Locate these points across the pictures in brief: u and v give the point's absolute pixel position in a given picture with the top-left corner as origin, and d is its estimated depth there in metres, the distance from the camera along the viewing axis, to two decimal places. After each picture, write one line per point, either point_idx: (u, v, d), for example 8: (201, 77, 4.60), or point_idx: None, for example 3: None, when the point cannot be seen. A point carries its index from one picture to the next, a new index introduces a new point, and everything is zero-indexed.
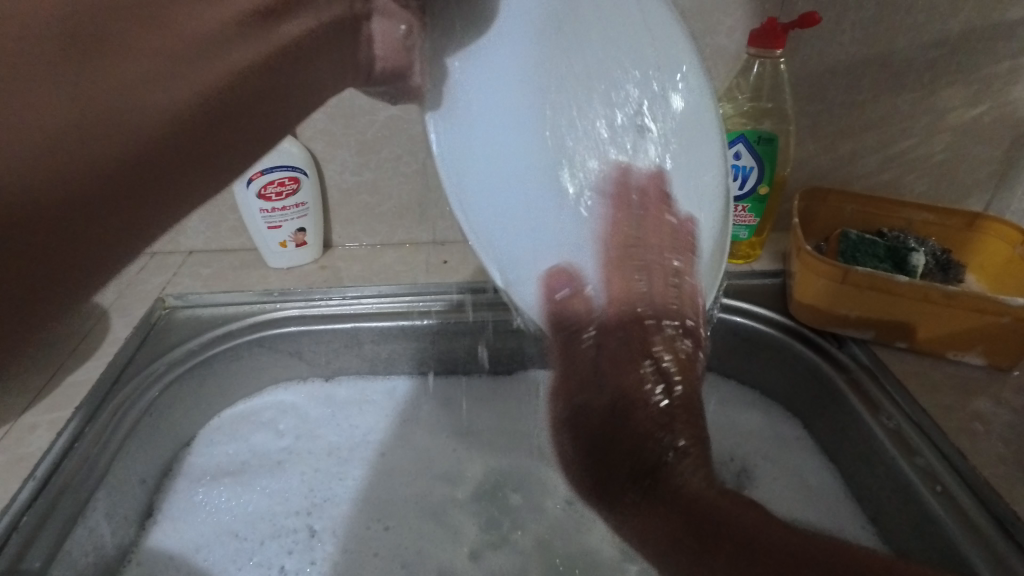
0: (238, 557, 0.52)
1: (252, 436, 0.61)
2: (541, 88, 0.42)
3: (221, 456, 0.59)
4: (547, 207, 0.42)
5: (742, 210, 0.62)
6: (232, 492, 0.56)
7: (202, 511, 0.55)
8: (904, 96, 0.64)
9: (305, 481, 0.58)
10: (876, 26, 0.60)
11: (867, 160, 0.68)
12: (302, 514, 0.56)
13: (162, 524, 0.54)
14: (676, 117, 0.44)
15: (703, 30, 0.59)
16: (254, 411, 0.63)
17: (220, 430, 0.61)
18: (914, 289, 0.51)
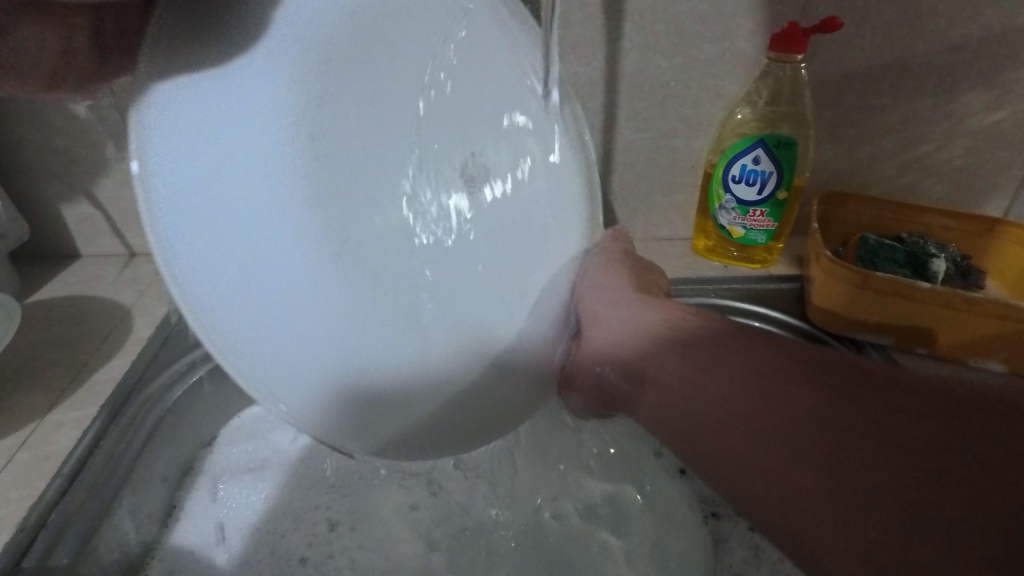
0: (258, 548, 0.53)
1: (272, 434, 0.61)
2: (309, 106, 0.35)
3: (241, 454, 0.60)
4: (298, 314, 0.36)
5: (761, 214, 0.62)
6: (253, 489, 0.57)
7: (224, 508, 0.56)
8: (923, 101, 0.64)
9: (324, 479, 0.59)
10: (896, 30, 0.60)
11: (885, 165, 0.67)
12: (322, 511, 0.57)
13: (183, 522, 0.54)
14: (483, 198, 0.36)
15: (722, 34, 0.59)
16: None
17: (240, 428, 0.62)
18: (934, 295, 0.51)
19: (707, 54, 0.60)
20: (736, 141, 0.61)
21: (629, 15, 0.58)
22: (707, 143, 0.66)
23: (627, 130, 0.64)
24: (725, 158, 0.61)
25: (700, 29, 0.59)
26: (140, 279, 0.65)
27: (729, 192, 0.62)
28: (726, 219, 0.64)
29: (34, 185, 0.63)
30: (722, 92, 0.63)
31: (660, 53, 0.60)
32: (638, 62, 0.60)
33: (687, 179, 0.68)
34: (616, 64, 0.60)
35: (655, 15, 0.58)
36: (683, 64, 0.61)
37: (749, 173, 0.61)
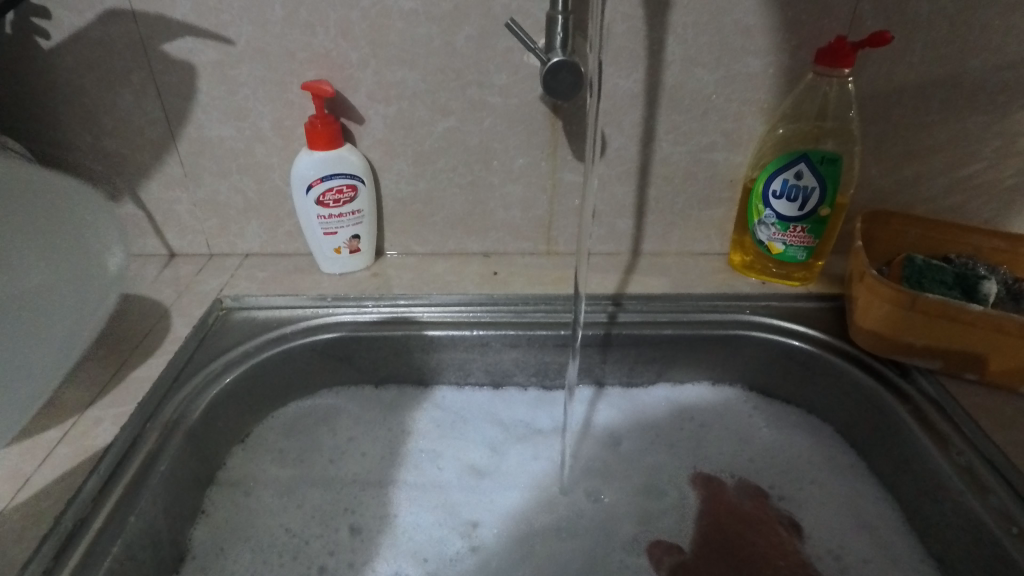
0: (283, 551, 0.53)
1: (305, 437, 0.62)
2: None
3: (274, 455, 0.60)
4: None
5: (801, 231, 0.61)
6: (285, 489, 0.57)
7: (251, 503, 0.56)
8: (974, 118, 0.62)
9: (353, 482, 0.59)
10: (947, 46, 0.58)
11: (932, 183, 0.66)
12: (346, 514, 0.56)
13: (219, 515, 0.55)
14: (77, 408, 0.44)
15: (767, 46, 0.58)
16: (307, 411, 0.64)
17: (272, 428, 0.62)
18: (987, 318, 0.49)
19: (751, 67, 0.60)
20: (778, 157, 0.60)
21: (672, 28, 0.57)
22: (748, 157, 0.65)
23: (666, 143, 0.64)
24: (765, 173, 0.60)
25: (744, 42, 0.58)
26: (178, 279, 0.66)
27: (770, 207, 0.61)
28: (765, 235, 0.63)
29: (85, 182, 0.64)
30: (766, 105, 0.62)
31: (702, 66, 0.59)
32: (679, 74, 0.60)
33: (726, 194, 0.67)
34: (656, 76, 0.60)
35: (698, 27, 0.57)
36: (725, 77, 0.60)
37: (790, 188, 0.59)
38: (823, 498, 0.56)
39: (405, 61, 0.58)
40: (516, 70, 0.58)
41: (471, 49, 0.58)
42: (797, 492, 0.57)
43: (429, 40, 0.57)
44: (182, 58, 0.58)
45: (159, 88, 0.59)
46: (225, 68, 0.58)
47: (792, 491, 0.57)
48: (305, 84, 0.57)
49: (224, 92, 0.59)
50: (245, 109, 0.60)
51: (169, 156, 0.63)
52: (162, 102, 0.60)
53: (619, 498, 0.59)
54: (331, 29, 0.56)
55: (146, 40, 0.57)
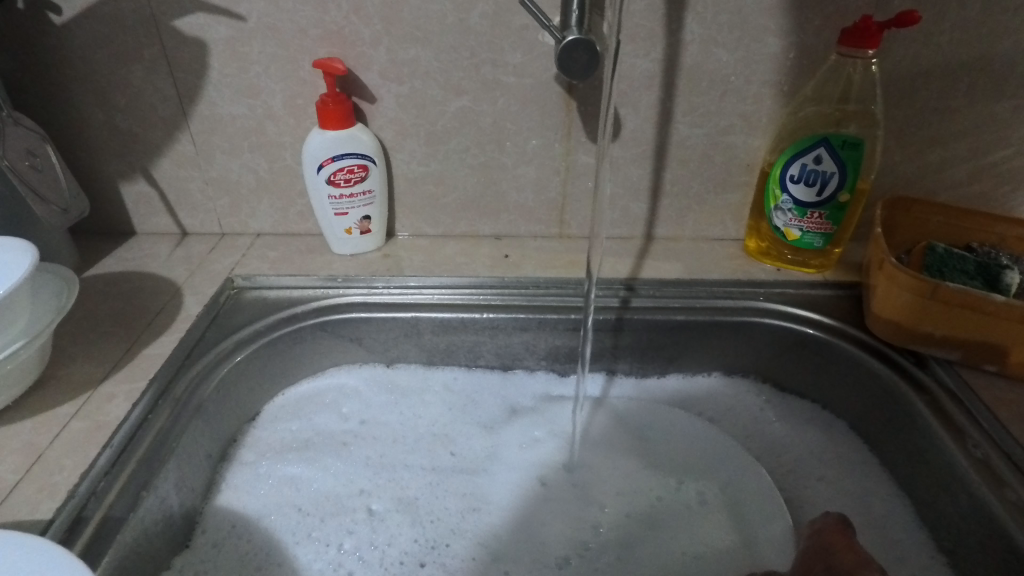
0: (296, 529, 0.53)
1: (316, 417, 0.62)
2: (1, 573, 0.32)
3: (286, 434, 0.60)
4: None
5: (819, 217, 0.60)
6: (298, 468, 0.57)
7: (264, 481, 0.56)
8: (1003, 103, 0.60)
9: (367, 463, 0.59)
10: (978, 27, 0.56)
11: (956, 169, 0.64)
12: (362, 497, 0.56)
13: (231, 492, 0.55)
14: None
15: (790, 26, 0.57)
16: (318, 391, 0.64)
17: (284, 407, 0.62)
18: (1011, 309, 0.48)
19: (772, 48, 0.58)
20: (797, 140, 0.59)
21: (691, 6, 0.56)
22: (766, 141, 0.63)
23: (683, 126, 0.63)
24: (783, 157, 0.59)
25: (766, 21, 0.57)
26: (191, 257, 0.66)
27: (787, 192, 0.60)
28: (782, 221, 0.61)
29: (98, 159, 0.64)
30: (786, 87, 0.60)
31: (722, 46, 0.58)
32: (697, 55, 0.58)
33: (743, 178, 0.66)
34: (674, 56, 0.58)
35: (718, 5, 0.56)
36: (745, 57, 0.59)
37: (809, 173, 0.58)
38: (833, 491, 0.56)
39: (418, 39, 0.57)
40: (532, 49, 0.57)
41: (486, 26, 0.56)
42: (807, 484, 0.56)
43: (442, 17, 0.56)
44: (193, 35, 0.57)
45: (171, 65, 0.59)
46: (237, 45, 0.58)
47: (799, 483, 0.57)
48: (316, 61, 0.56)
49: (236, 69, 0.59)
50: (256, 87, 0.60)
51: (180, 134, 0.63)
52: (174, 79, 0.59)
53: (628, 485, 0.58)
54: (343, 6, 0.55)
55: (158, 15, 0.56)
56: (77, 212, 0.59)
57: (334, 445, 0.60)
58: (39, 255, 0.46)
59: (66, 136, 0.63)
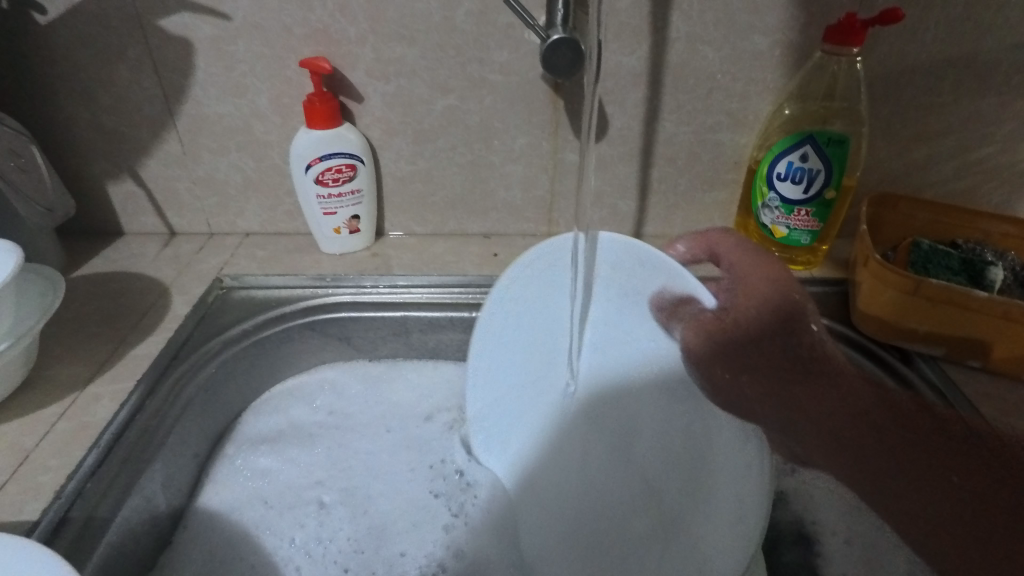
0: (261, 521, 0.54)
1: (292, 409, 0.63)
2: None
3: (263, 426, 0.61)
4: None
5: (806, 213, 0.60)
6: (269, 460, 0.58)
7: (245, 477, 0.57)
8: (987, 99, 0.60)
9: (329, 455, 0.59)
10: (962, 24, 0.56)
11: (942, 166, 0.64)
12: (320, 488, 0.57)
13: (213, 488, 0.56)
14: None
15: (776, 24, 0.57)
16: (299, 385, 0.64)
17: (267, 400, 0.63)
18: (994, 306, 0.48)
19: (758, 45, 0.58)
20: (784, 137, 0.59)
21: (677, 4, 0.56)
22: (753, 139, 0.64)
23: (670, 123, 0.63)
24: (770, 154, 0.59)
25: (752, 19, 0.57)
26: (179, 258, 0.66)
27: (774, 189, 0.60)
28: (769, 218, 0.62)
29: (84, 158, 0.64)
30: (772, 85, 0.60)
31: (708, 44, 0.58)
32: (684, 52, 0.58)
33: (730, 175, 0.66)
34: (661, 54, 0.59)
35: (704, 3, 0.56)
36: (731, 55, 0.59)
37: (796, 170, 0.58)
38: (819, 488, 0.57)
39: (404, 37, 0.57)
40: (518, 47, 0.57)
41: (472, 24, 0.56)
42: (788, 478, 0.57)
43: (428, 16, 0.56)
44: (179, 34, 0.57)
45: (157, 64, 0.58)
46: (222, 44, 0.57)
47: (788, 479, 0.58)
48: (302, 60, 0.56)
49: (222, 68, 0.59)
50: (243, 86, 0.60)
51: (167, 133, 0.63)
52: (160, 78, 0.59)
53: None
54: (329, 4, 0.55)
55: (143, 15, 0.56)
56: (64, 211, 0.60)
57: (303, 437, 0.60)
58: (23, 256, 0.46)
59: (52, 136, 0.62)
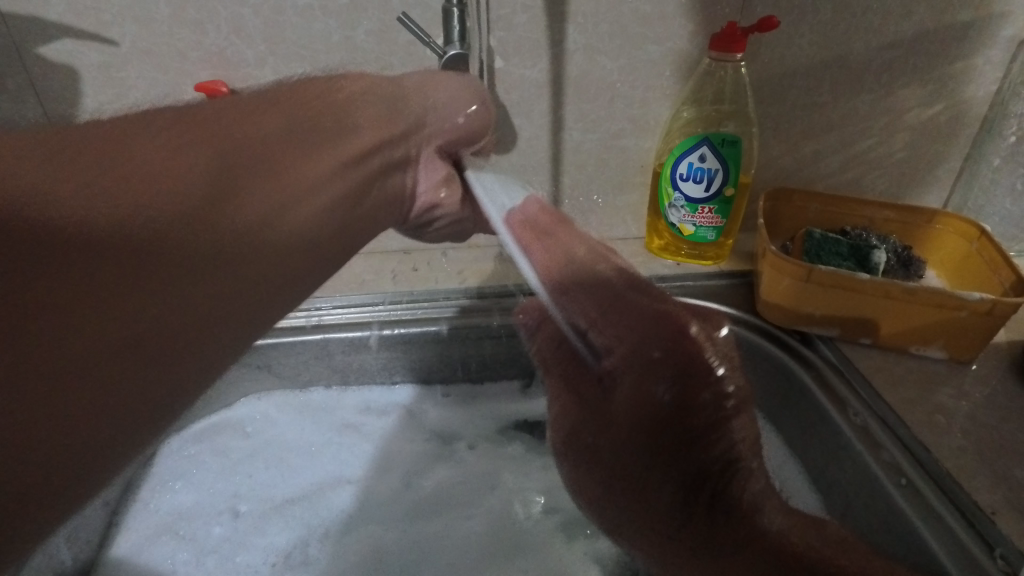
0: (201, 554, 0.54)
1: (224, 439, 0.63)
2: None
3: (187, 456, 0.62)
4: None
5: (709, 211, 0.63)
6: (187, 494, 0.59)
7: (155, 517, 0.57)
8: (862, 96, 0.65)
9: (250, 480, 0.60)
10: (832, 28, 0.61)
11: (829, 160, 0.69)
12: (231, 496, 0.59)
13: (123, 533, 0.56)
14: None
15: (666, 33, 0.60)
16: (227, 420, 0.65)
17: (191, 434, 0.64)
18: (876, 286, 0.52)
19: (652, 54, 0.61)
20: (682, 140, 0.62)
21: (572, 17, 0.58)
22: (655, 142, 0.66)
23: (576, 132, 0.65)
24: (672, 157, 0.62)
25: (644, 29, 0.59)
26: None
27: (678, 189, 0.63)
28: (676, 218, 0.64)
29: None
30: (668, 91, 0.63)
31: (604, 54, 0.60)
32: (583, 63, 0.61)
33: (638, 178, 0.69)
34: (561, 66, 0.61)
35: (597, 16, 0.58)
36: (627, 64, 0.61)
37: (695, 171, 0.61)
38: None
39: (305, 58, 0.56)
40: (421, 65, 0.58)
41: (373, 43, 0.56)
42: None
43: (327, 35, 0.55)
44: (62, 61, 0.54)
45: (39, 94, 0.55)
46: (110, 70, 0.55)
47: None
48: (198, 84, 0.54)
49: (112, 96, 0.56)
50: (137, 113, 0.57)
51: None
52: (44, 108, 0.56)
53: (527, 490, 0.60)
54: (223, 27, 0.54)
55: (19, 43, 0.53)
56: None
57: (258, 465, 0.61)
58: None
59: None
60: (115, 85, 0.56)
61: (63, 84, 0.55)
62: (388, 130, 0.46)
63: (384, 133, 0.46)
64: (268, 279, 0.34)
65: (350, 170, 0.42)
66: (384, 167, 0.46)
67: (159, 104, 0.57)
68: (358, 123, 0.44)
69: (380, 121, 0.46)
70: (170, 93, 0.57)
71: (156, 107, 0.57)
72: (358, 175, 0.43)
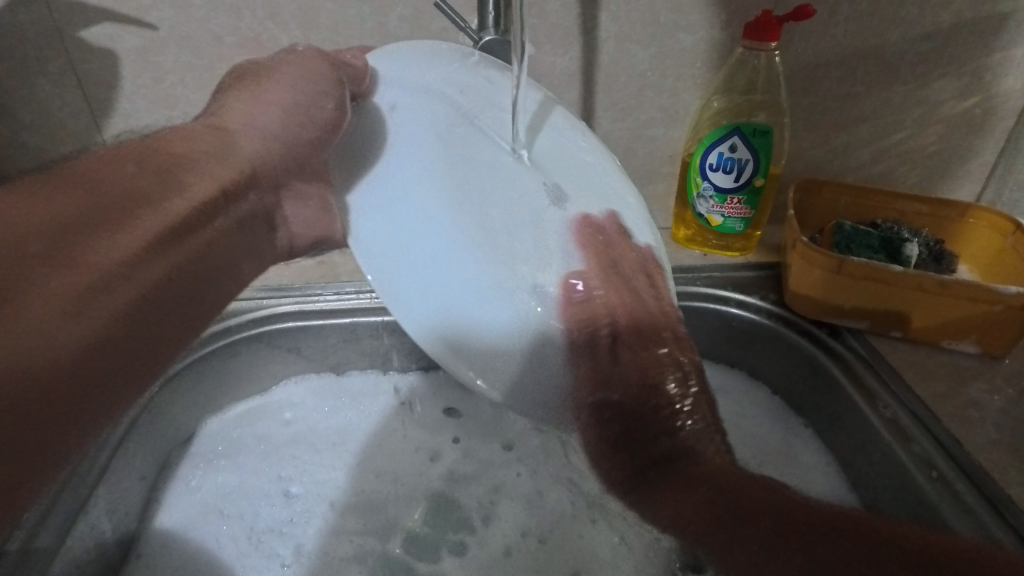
0: (241, 534, 0.56)
1: (262, 421, 0.65)
2: None
3: (227, 437, 0.63)
4: None
5: (737, 202, 0.63)
6: (228, 474, 0.60)
7: (196, 496, 0.59)
8: (897, 88, 0.64)
9: (289, 461, 0.62)
10: (869, 18, 0.60)
11: (860, 152, 0.68)
12: (280, 481, 0.60)
13: (165, 509, 0.58)
14: None
15: (699, 22, 0.60)
16: (265, 402, 0.66)
17: (230, 416, 0.65)
18: (908, 278, 0.51)
19: (684, 43, 0.61)
20: (712, 130, 0.61)
21: (605, 5, 0.58)
22: (684, 131, 0.66)
23: (605, 121, 0.65)
24: (701, 147, 0.61)
25: (676, 18, 0.59)
26: None
27: (706, 180, 0.62)
28: (704, 208, 0.64)
29: (5, 178, 0.61)
30: (699, 81, 0.63)
31: (636, 42, 0.60)
32: (614, 52, 0.61)
33: (666, 169, 0.69)
34: (592, 54, 0.61)
35: (630, 3, 0.58)
36: (659, 53, 0.61)
37: (725, 161, 0.61)
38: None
39: (339, 44, 0.57)
40: None
41: (406, 30, 0.57)
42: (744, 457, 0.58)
43: (361, 22, 0.56)
44: (102, 45, 0.55)
45: (80, 77, 0.57)
46: (149, 54, 0.56)
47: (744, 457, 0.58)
48: (235, 69, 0.55)
49: (151, 80, 0.57)
50: (174, 97, 0.58)
51: (95, 149, 0.61)
52: (84, 91, 0.57)
53: (554, 479, 0.61)
54: (259, 12, 0.55)
55: (62, 27, 0.54)
56: None
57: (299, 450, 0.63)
58: None
59: None
60: (153, 69, 0.57)
61: (103, 68, 0.56)
62: (230, 174, 0.40)
63: (219, 189, 0.39)
64: (93, 368, 0.32)
65: (179, 243, 0.37)
66: (217, 235, 0.40)
67: (196, 88, 0.58)
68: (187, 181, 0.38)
69: (213, 173, 0.39)
70: (207, 77, 0.58)
71: (193, 92, 0.58)
72: (201, 241, 0.39)
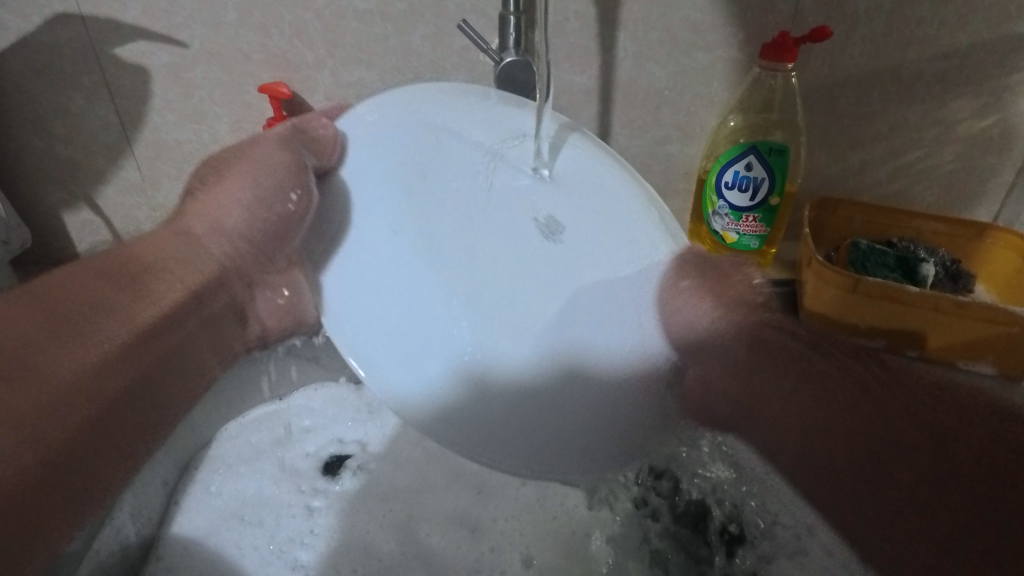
0: (259, 540, 0.58)
1: (282, 429, 0.66)
2: None
3: (246, 444, 0.65)
4: None
5: (753, 220, 0.63)
6: (248, 482, 0.62)
7: (217, 502, 0.61)
8: (914, 108, 0.65)
9: (307, 471, 0.63)
10: (885, 39, 0.61)
11: (876, 170, 0.69)
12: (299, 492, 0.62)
13: (184, 514, 0.60)
14: None
15: (716, 41, 0.60)
16: (284, 409, 0.68)
17: (249, 422, 0.67)
18: (926, 298, 0.52)
19: (701, 62, 0.61)
20: (728, 148, 0.62)
21: (623, 25, 0.59)
22: (700, 149, 0.67)
23: (621, 138, 0.66)
24: (717, 165, 0.62)
25: (693, 38, 0.60)
26: None
27: (722, 198, 0.63)
28: (719, 225, 0.64)
29: (38, 188, 0.64)
30: (716, 99, 0.63)
31: (654, 62, 0.61)
32: (632, 70, 0.62)
33: (682, 185, 0.69)
34: (610, 72, 0.62)
35: (648, 24, 0.59)
36: (676, 71, 0.62)
37: (741, 179, 0.61)
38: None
39: (362, 60, 0.58)
40: (474, 68, 0.59)
41: (427, 48, 0.58)
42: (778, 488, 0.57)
43: (384, 40, 0.57)
44: (135, 62, 0.57)
45: (112, 92, 0.59)
46: (179, 71, 0.58)
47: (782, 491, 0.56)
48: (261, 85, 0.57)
49: (180, 95, 0.59)
50: (202, 112, 0.60)
51: (125, 162, 0.63)
52: (116, 106, 0.59)
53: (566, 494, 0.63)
54: (285, 30, 0.56)
55: (97, 45, 0.56)
56: (20, 243, 0.62)
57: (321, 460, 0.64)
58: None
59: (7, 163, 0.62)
60: (182, 85, 0.59)
61: (135, 83, 0.58)
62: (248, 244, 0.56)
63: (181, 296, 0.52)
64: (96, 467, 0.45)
65: (134, 351, 0.48)
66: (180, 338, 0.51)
67: (222, 103, 0.60)
68: (152, 295, 0.50)
69: (181, 271, 0.53)
70: (234, 93, 0.59)
71: (219, 107, 0.60)
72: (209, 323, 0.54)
